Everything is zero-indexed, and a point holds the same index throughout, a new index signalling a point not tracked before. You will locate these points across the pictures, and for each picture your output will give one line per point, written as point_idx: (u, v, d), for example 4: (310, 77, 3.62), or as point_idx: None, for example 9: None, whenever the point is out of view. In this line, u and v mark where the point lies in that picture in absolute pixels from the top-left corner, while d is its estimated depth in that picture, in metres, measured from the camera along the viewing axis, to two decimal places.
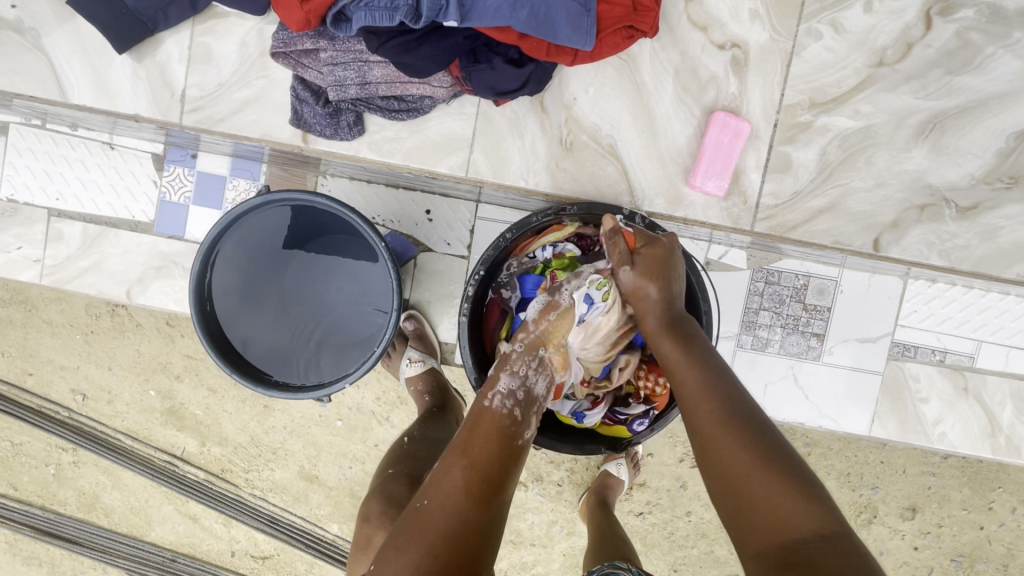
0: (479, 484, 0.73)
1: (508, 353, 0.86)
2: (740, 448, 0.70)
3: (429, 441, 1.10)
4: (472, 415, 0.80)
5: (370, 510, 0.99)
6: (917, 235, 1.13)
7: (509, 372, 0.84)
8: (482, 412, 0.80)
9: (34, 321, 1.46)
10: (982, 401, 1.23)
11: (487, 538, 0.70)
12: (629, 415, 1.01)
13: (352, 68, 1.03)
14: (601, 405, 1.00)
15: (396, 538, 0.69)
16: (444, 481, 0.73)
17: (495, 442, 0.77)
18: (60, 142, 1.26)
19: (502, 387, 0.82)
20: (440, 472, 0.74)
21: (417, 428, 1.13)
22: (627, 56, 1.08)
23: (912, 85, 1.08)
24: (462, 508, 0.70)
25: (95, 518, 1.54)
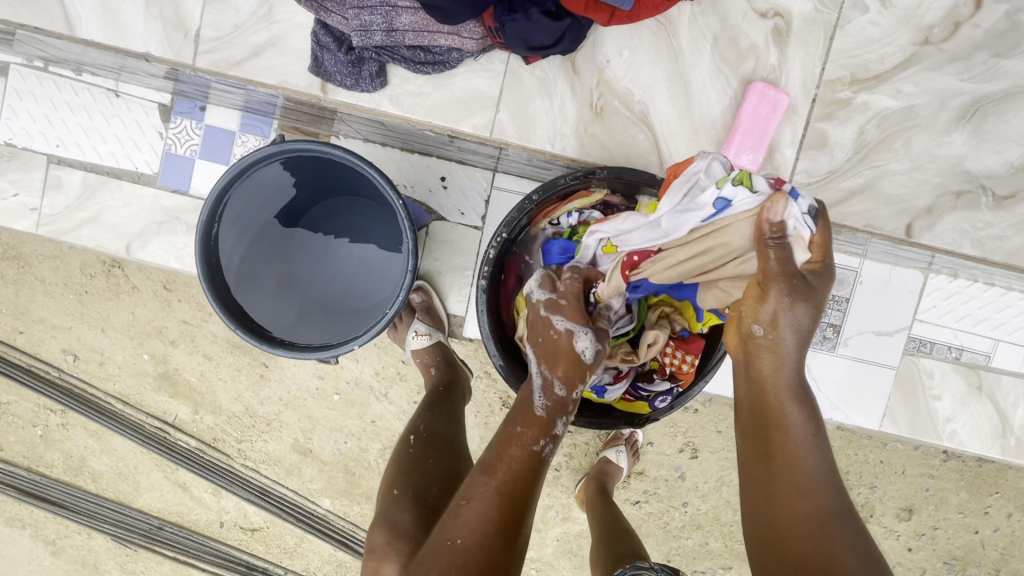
0: (512, 508, 0.71)
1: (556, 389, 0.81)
2: (804, 460, 0.67)
3: (434, 440, 1.03)
4: (508, 447, 0.76)
5: (374, 542, 0.87)
6: (951, 221, 1.11)
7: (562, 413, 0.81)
8: (512, 437, 0.77)
9: (26, 278, 1.40)
10: (995, 400, 1.22)
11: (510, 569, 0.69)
12: (651, 391, 0.99)
13: (379, 13, 0.98)
14: (623, 379, 0.98)
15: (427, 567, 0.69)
16: (474, 507, 0.71)
17: (527, 467, 0.75)
18: (63, 86, 1.20)
19: (546, 421, 0.79)
20: (468, 506, 0.72)
21: (422, 424, 1.07)
22: (665, 19, 1.05)
23: (957, 66, 1.05)
24: (491, 540, 0.69)
25: (81, 482, 1.50)
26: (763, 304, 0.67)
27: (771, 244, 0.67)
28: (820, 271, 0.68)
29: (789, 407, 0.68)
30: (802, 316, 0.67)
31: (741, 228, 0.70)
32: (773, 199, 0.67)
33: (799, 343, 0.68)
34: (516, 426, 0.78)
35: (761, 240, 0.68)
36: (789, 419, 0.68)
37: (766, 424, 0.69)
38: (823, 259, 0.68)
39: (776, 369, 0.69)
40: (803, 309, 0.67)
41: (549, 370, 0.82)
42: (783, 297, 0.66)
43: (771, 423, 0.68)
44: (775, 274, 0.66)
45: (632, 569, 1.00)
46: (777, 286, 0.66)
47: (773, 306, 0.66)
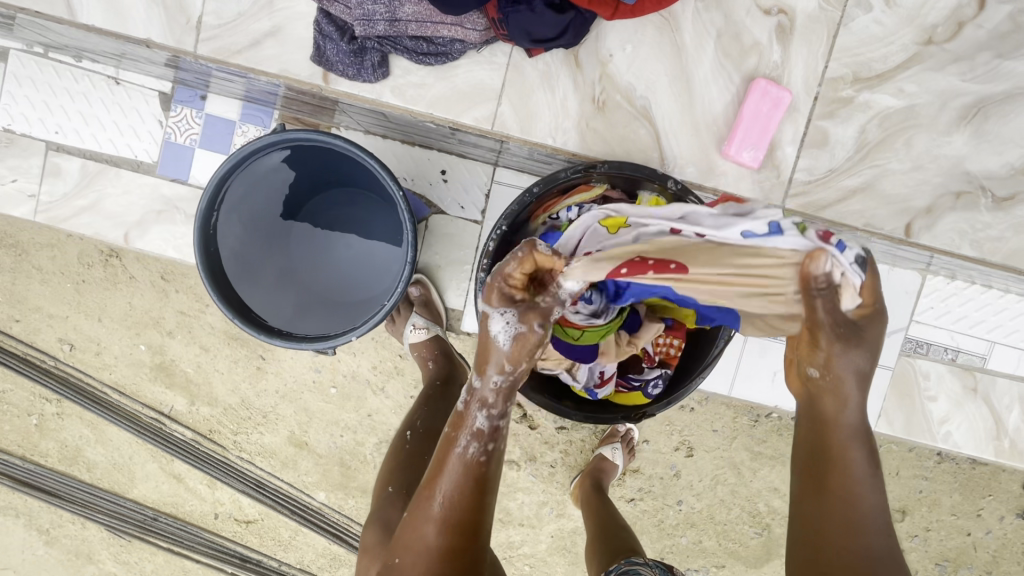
0: (452, 531, 0.70)
1: (478, 388, 0.75)
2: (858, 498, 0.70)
3: (432, 435, 1.07)
4: (444, 460, 0.73)
5: (367, 541, 0.95)
6: (950, 222, 1.11)
7: (484, 411, 0.74)
8: (448, 451, 0.74)
9: (24, 266, 1.40)
10: (990, 403, 1.22)
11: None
12: (643, 380, 1.01)
13: (382, 2, 0.97)
14: (610, 381, 0.98)
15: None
16: (416, 534, 0.71)
17: (466, 484, 0.72)
18: (63, 73, 1.20)
19: (475, 427, 0.73)
20: (414, 524, 0.72)
21: (420, 417, 1.08)
22: (669, 14, 1.04)
23: (960, 66, 1.06)
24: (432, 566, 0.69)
25: (76, 472, 1.50)
26: (816, 352, 0.67)
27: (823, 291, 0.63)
28: (874, 317, 0.67)
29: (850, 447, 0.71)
30: (862, 369, 0.68)
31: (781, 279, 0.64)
32: (812, 254, 0.61)
33: (859, 391, 0.70)
34: (447, 433, 0.75)
35: (803, 290, 0.63)
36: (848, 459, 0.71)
37: (823, 459, 0.72)
38: (872, 303, 0.66)
39: (838, 414, 0.71)
40: (860, 356, 0.67)
41: (475, 369, 0.75)
42: (836, 345, 0.66)
43: (829, 461, 0.72)
44: (825, 325, 0.65)
45: (626, 567, 1.00)
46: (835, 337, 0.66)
47: (839, 356, 0.67)
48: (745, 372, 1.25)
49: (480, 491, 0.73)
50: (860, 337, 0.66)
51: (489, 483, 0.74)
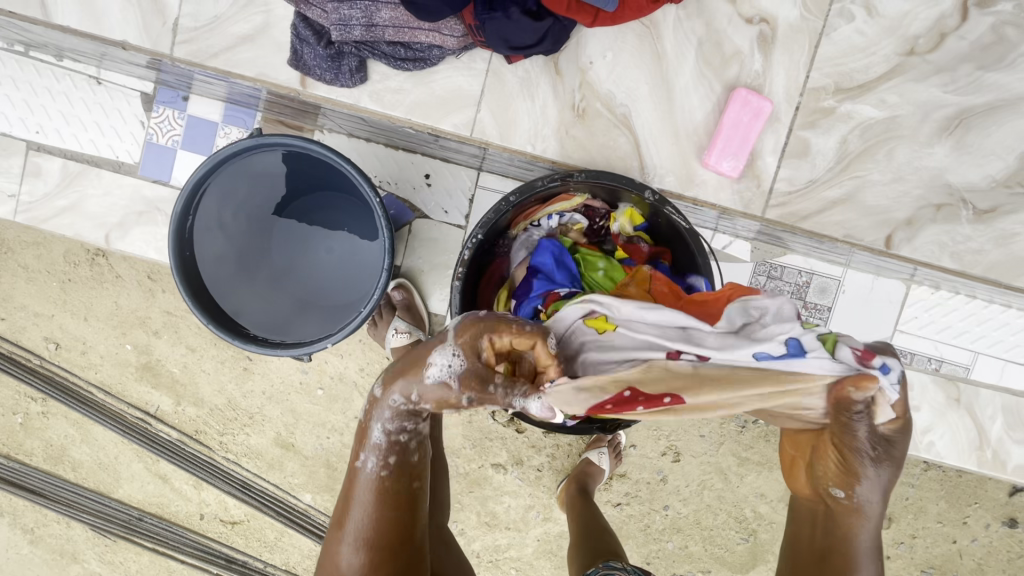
0: (369, 549, 0.69)
1: (376, 401, 0.71)
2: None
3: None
4: (352, 482, 0.72)
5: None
6: (931, 234, 1.11)
7: (383, 424, 0.71)
8: (354, 478, 0.72)
9: (9, 264, 1.39)
10: (973, 413, 1.22)
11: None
12: None
13: (358, 7, 0.97)
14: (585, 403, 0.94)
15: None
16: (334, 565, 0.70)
17: (376, 502, 0.70)
18: (44, 72, 1.18)
19: (373, 444, 0.71)
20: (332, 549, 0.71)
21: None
22: (650, 22, 1.04)
23: (942, 77, 1.05)
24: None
25: (62, 471, 1.49)
26: (840, 468, 0.68)
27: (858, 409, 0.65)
28: (902, 436, 0.68)
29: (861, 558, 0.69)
30: (875, 479, 0.68)
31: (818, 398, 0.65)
32: (857, 381, 0.62)
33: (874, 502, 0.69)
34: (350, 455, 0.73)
35: (838, 410, 0.65)
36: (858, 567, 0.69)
37: (827, 558, 0.70)
38: (902, 419, 0.68)
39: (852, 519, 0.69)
40: (885, 476, 0.68)
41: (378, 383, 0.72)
42: (855, 456, 0.67)
43: (832, 565, 0.70)
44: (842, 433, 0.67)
45: (604, 569, 0.97)
46: (856, 445, 0.66)
47: (854, 463, 0.67)
48: None
49: (394, 504, 0.71)
50: (888, 459, 0.68)
51: (399, 496, 0.71)
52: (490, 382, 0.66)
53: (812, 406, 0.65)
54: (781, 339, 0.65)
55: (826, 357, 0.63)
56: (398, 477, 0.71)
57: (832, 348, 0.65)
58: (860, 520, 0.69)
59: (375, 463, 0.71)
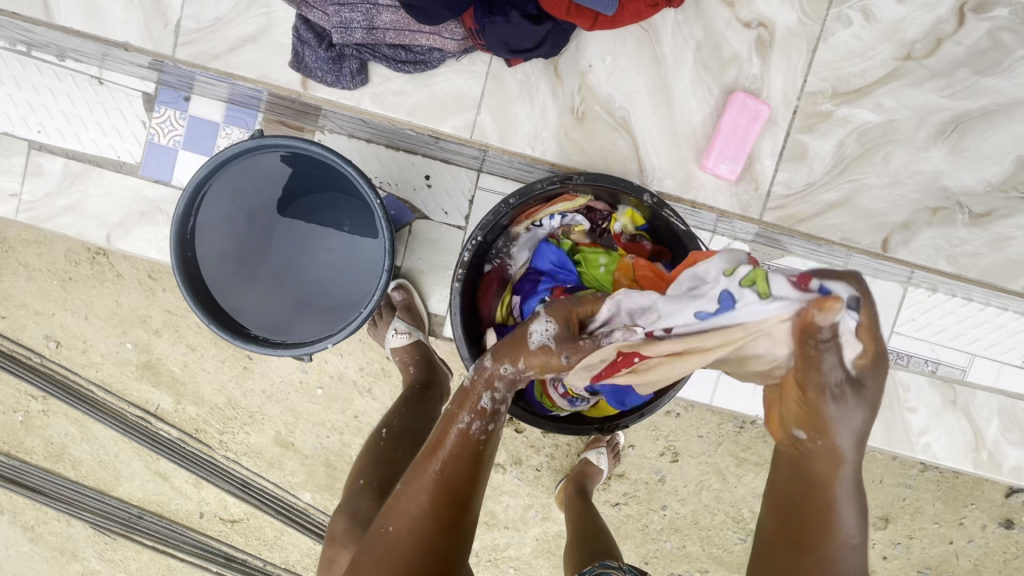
0: (447, 500, 0.70)
1: (486, 367, 0.75)
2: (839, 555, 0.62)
3: (407, 436, 1.05)
4: (443, 433, 0.75)
5: (335, 529, 0.96)
6: (927, 237, 1.12)
7: (491, 392, 0.75)
8: (450, 425, 0.74)
9: (10, 263, 1.39)
10: (969, 415, 1.23)
11: (448, 557, 0.69)
12: None
13: (360, 10, 0.97)
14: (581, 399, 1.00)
15: (363, 559, 0.69)
16: (408, 505, 0.71)
17: (465, 456, 0.73)
18: (45, 72, 1.19)
19: (479, 405, 0.75)
20: (405, 493, 0.72)
21: (395, 419, 1.07)
22: (649, 26, 1.04)
23: (938, 82, 1.06)
24: (428, 527, 0.69)
25: (62, 469, 1.50)
26: (806, 408, 0.62)
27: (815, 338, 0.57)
28: (879, 369, 0.60)
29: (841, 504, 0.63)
30: (852, 420, 0.60)
31: (776, 337, 0.60)
32: (820, 304, 0.56)
33: (853, 443, 0.62)
34: (451, 405, 0.76)
35: (801, 339, 0.58)
36: (838, 513, 0.63)
37: (807, 507, 0.64)
38: (874, 349, 0.59)
39: (830, 464, 0.63)
40: (857, 412, 0.60)
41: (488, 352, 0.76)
42: (821, 393, 0.60)
43: (810, 516, 0.64)
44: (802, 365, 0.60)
45: (600, 569, 0.99)
46: (822, 381, 0.59)
47: (823, 402, 0.60)
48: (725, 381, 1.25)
49: (478, 467, 0.74)
50: (862, 389, 0.60)
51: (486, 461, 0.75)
52: (579, 340, 0.71)
53: (769, 352, 0.61)
54: (714, 295, 0.65)
55: (755, 302, 0.61)
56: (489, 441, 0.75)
57: (766, 290, 0.61)
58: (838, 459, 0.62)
59: (474, 421, 0.74)
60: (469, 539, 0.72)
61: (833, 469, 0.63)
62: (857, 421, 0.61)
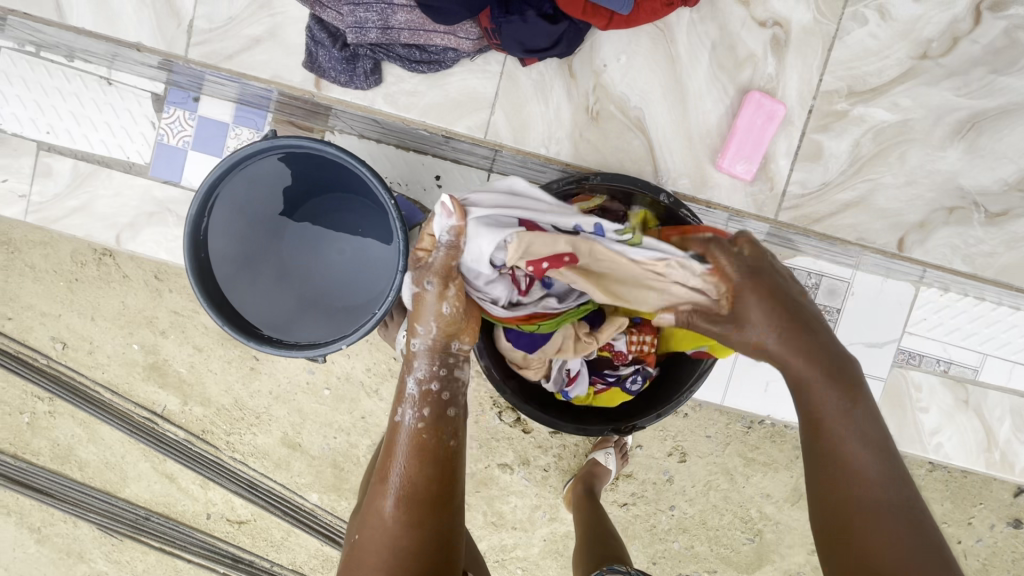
0: (410, 505, 0.73)
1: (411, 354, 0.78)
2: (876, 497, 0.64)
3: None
4: (390, 432, 0.79)
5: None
6: (943, 237, 1.11)
7: (417, 376, 0.78)
8: (396, 434, 0.78)
9: (16, 264, 1.39)
10: (981, 415, 1.22)
11: (430, 551, 0.72)
12: (619, 376, 1.00)
13: (374, 10, 0.97)
14: (577, 380, 0.97)
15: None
16: (376, 523, 0.74)
17: (413, 460, 0.76)
18: (54, 72, 1.19)
19: (408, 395, 0.78)
20: (370, 502, 0.76)
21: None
22: (664, 25, 1.04)
23: (954, 81, 1.05)
24: (397, 532, 0.72)
25: (69, 471, 1.50)
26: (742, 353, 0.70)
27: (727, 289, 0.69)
28: (746, 293, 0.68)
29: (851, 444, 0.65)
30: (818, 353, 0.66)
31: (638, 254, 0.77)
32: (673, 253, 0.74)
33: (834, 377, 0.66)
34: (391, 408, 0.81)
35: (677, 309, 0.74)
36: (850, 455, 0.65)
37: (831, 468, 0.66)
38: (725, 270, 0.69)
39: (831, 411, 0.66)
40: (762, 340, 0.67)
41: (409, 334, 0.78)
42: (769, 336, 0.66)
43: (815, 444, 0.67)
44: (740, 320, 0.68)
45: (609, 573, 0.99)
46: (770, 319, 0.66)
47: (776, 343, 0.66)
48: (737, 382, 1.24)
49: (434, 467, 0.76)
50: (756, 320, 0.67)
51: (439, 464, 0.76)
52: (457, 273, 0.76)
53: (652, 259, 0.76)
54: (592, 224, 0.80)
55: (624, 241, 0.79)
56: (434, 443, 0.77)
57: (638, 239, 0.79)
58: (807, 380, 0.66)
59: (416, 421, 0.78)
60: (448, 531, 0.75)
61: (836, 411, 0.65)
62: (810, 348, 0.66)
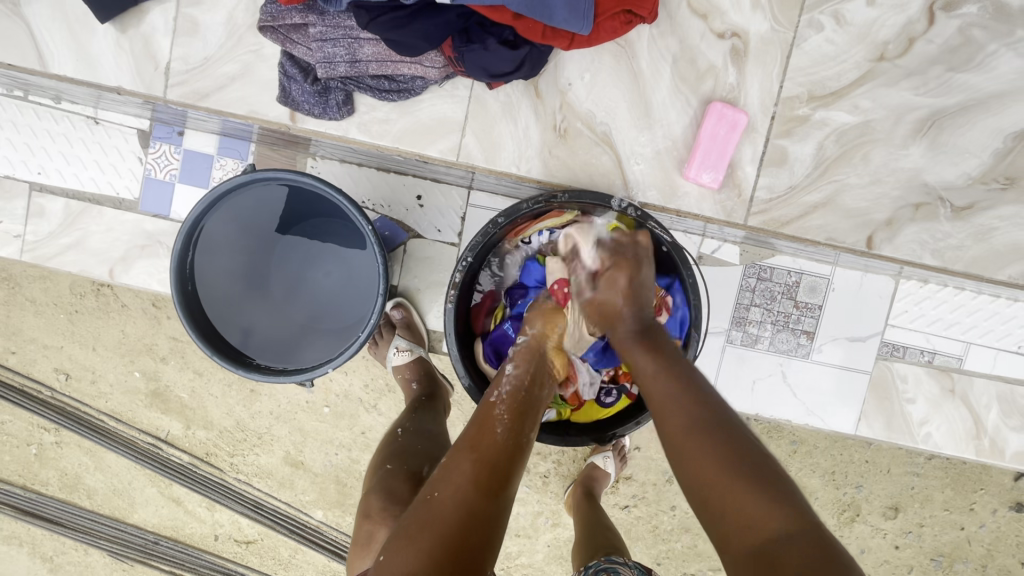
0: (490, 478, 0.73)
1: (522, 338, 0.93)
2: (770, 510, 0.64)
3: (422, 435, 1.05)
4: (479, 409, 0.81)
5: (369, 507, 0.92)
6: (912, 233, 1.14)
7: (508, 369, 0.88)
8: (488, 411, 0.80)
9: (17, 299, 1.43)
10: (968, 403, 1.22)
11: (494, 526, 0.70)
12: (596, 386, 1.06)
13: (342, 45, 1.02)
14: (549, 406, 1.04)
15: (408, 528, 0.69)
16: (456, 481, 0.71)
17: (504, 433, 0.78)
18: (42, 115, 1.21)
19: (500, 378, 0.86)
20: (452, 464, 0.74)
21: (409, 420, 1.08)
22: (625, 42, 1.09)
23: (912, 81, 1.10)
24: (473, 498, 0.70)
25: (77, 499, 1.52)
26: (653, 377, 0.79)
27: (602, 273, 0.88)
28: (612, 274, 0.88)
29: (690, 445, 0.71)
30: (655, 346, 0.81)
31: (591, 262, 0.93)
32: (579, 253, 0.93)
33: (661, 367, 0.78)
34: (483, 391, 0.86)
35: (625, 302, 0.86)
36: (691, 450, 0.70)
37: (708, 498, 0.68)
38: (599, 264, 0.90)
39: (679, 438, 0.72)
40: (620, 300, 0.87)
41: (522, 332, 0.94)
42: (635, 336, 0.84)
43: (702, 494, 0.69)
44: (629, 319, 0.85)
45: (605, 564, 0.96)
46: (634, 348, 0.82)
47: (649, 363, 0.79)
48: (725, 380, 1.21)
49: (519, 449, 0.78)
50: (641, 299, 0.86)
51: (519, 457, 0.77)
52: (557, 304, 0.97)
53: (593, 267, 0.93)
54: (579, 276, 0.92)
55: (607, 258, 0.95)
56: (523, 426, 0.80)
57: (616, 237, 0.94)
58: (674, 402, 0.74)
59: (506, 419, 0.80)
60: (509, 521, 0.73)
61: (679, 416, 0.73)
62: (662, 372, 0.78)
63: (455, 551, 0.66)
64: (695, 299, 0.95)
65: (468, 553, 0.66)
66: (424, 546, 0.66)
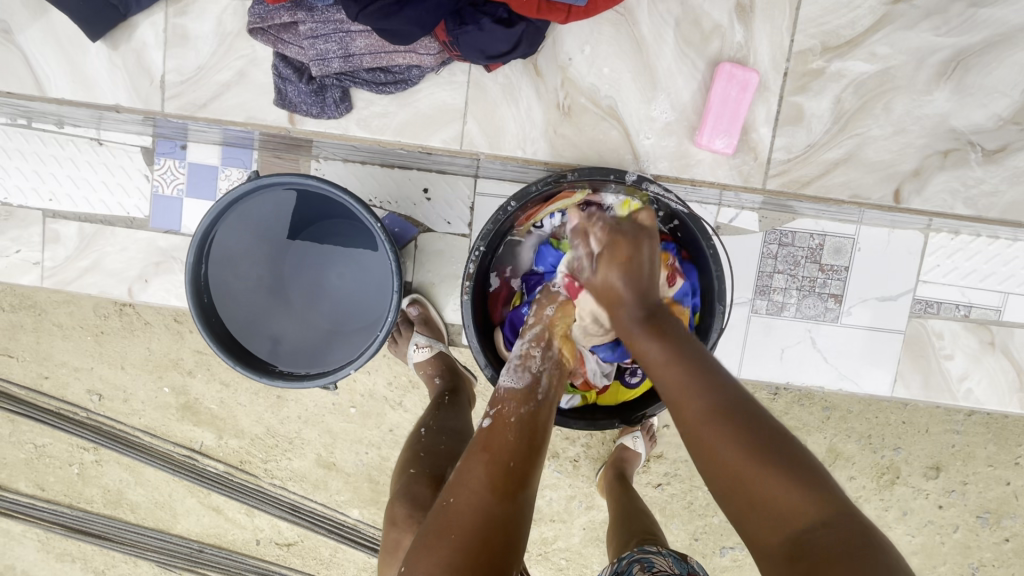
0: (504, 479, 0.72)
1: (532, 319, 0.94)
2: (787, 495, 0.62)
3: (446, 433, 1.05)
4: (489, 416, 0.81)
5: (396, 514, 0.92)
6: (941, 182, 1.10)
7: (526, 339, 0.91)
8: (499, 424, 0.79)
9: (44, 325, 1.45)
10: (1009, 354, 1.17)
11: (516, 528, 0.69)
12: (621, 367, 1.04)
13: (334, 40, 1.01)
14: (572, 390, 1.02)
15: (428, 535, 0.68)
16: (473, 486, 0.71)
17: (514, 436, 0.78)
18: (47, 141, 1.22)
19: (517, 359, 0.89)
20: (467, 469, 0.73)
21: (433, 418, 1.07)
22: (624, 10, 1.05)
23: (932, 21, 1.04)
24: (490, 502, 0.69)
25: (122, 514, 1.56)
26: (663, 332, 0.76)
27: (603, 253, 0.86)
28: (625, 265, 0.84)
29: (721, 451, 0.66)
30: (669, 333, 0.75)
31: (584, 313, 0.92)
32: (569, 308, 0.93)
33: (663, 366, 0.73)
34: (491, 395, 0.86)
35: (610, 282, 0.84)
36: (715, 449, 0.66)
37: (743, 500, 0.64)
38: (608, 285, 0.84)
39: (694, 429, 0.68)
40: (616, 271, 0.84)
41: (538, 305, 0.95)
42: (636, 318, 0.79)
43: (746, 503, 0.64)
44: (629, 298, 0.81)
45: (640, 552, 0.95)
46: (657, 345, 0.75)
47: (656, 348, 0.74)
48: (753, 351, 1.17)
49: (531, 452, 0.77)
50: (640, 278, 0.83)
51: (534, 456, 0.77)
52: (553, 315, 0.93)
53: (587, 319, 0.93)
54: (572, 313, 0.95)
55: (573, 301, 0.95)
56: (538, 424, 0.81)
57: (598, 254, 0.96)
58: (685, 388, 0.69)
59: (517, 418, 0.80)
60: (530, 523, 0.72)
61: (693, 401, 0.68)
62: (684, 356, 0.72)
63: (477, 556, 0.65)
64: (716, 271, 0.92)
65: (490, 557, 0.66)
66: (446, 552, 0.65)
